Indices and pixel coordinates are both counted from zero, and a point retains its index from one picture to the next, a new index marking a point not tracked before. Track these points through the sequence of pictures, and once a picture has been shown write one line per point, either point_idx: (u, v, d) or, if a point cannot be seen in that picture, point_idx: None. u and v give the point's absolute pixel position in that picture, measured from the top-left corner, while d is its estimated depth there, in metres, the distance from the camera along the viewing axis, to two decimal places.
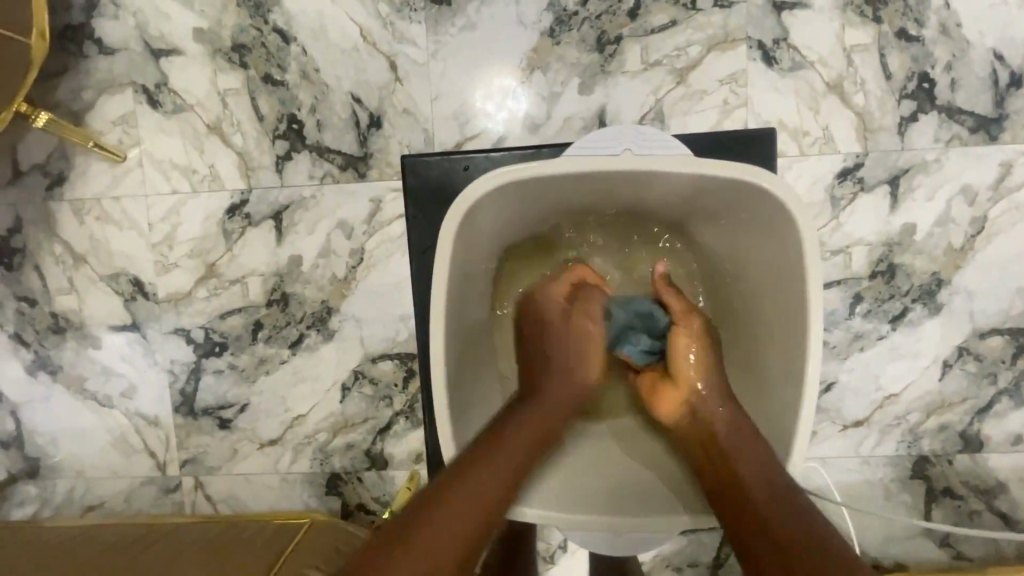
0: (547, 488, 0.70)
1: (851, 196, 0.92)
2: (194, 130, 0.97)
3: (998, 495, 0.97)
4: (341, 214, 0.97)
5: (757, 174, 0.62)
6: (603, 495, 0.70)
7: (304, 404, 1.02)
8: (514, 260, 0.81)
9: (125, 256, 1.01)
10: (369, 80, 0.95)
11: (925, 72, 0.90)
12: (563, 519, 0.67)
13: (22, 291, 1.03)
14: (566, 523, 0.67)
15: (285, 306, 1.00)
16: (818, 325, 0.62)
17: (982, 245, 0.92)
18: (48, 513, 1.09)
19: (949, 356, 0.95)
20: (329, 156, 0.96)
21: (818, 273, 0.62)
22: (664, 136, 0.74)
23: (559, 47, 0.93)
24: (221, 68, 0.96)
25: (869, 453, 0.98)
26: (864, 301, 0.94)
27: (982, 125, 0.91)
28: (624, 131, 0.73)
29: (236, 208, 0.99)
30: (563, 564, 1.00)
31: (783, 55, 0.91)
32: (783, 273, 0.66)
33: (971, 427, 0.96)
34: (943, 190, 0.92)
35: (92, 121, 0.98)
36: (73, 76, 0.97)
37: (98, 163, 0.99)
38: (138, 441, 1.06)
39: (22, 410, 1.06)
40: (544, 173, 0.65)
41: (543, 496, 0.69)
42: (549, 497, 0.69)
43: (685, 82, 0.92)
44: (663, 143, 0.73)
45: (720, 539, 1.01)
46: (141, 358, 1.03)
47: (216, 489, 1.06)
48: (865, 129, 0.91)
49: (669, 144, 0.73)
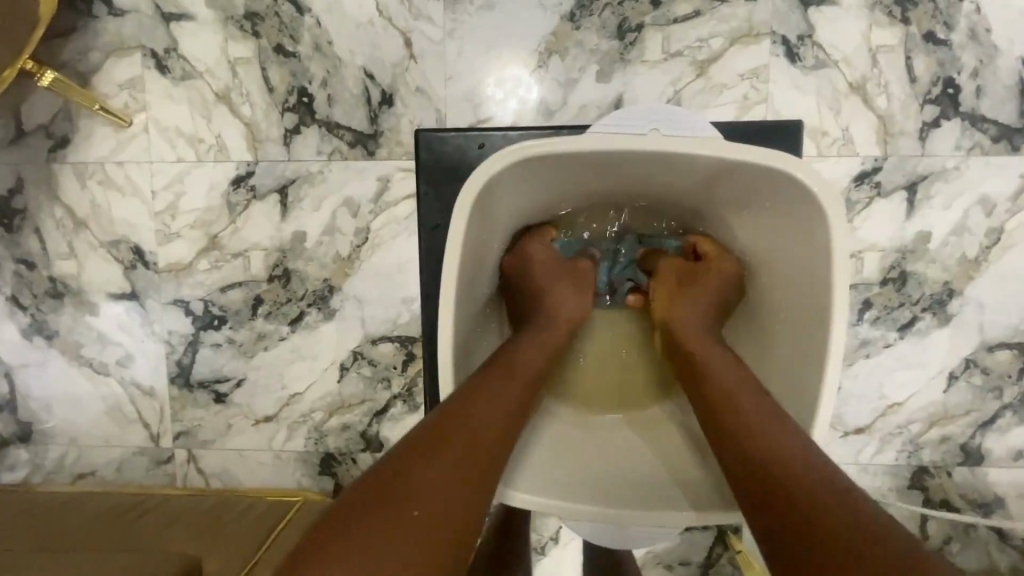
0: (565, 484, 0.68)
1: (867, 200, 0.91)
2: (202, 98, 0.95)
3: (994, 510, 0.97)
4: (348, 192, 0.96)
5: (787, 161, 0.61)
6: (597, 483, 0.69)
7: (301, 382, 1.01)
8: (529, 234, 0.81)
9: (128, 223, 0.99)
10: (383, 56, 0.93)
11: (951, 77, 0.88)
12: (573, 510, 0.65)
13: (20, 254, 1.01)
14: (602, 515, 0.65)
15: (286, 282, 0.98)
16: (842, 315, 0.62)
17: (997, 257, 0.91)
18: (39, 478, 1.08)
19: (956, 367, 0.94)
20: (338, 132, 0.95)
21: (844, 263, 0.61)
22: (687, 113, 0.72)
23: (578, 32, 0.91)
24: (233, 36, 0.94)
25: (868, 461, 0.97)
26: (873, 307, 0.93)
27: (1005, 134, 0.89)
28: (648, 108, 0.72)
29: (241, 179, 0.97)
30: (554, 555, 1.00)
31: (807, 52, 0.89)
32: (804, 259, 0.66)
33: (973, 439, 0.96)
34: (961, 199, 0.90)
35: (99, 83, 0.96)
36: (81, 36, 0.95)
37: (103, 127, 0.98)
38: (132, 411, 1.05)
39: (16, 373, 1.05)
40: (564, 150, 0.63)
41: (534, 483, 0.67)
42: (543, 483, 0.68)
43: (705, 75, 0.90)
44: (688, 122, 0.71)
45: (712, 538, 1.00)
46: (138, 328, 1.02)
47: (209, 463, 1.05)
48: (886, 133, 0.90)
49: (694, 122, 0.72)
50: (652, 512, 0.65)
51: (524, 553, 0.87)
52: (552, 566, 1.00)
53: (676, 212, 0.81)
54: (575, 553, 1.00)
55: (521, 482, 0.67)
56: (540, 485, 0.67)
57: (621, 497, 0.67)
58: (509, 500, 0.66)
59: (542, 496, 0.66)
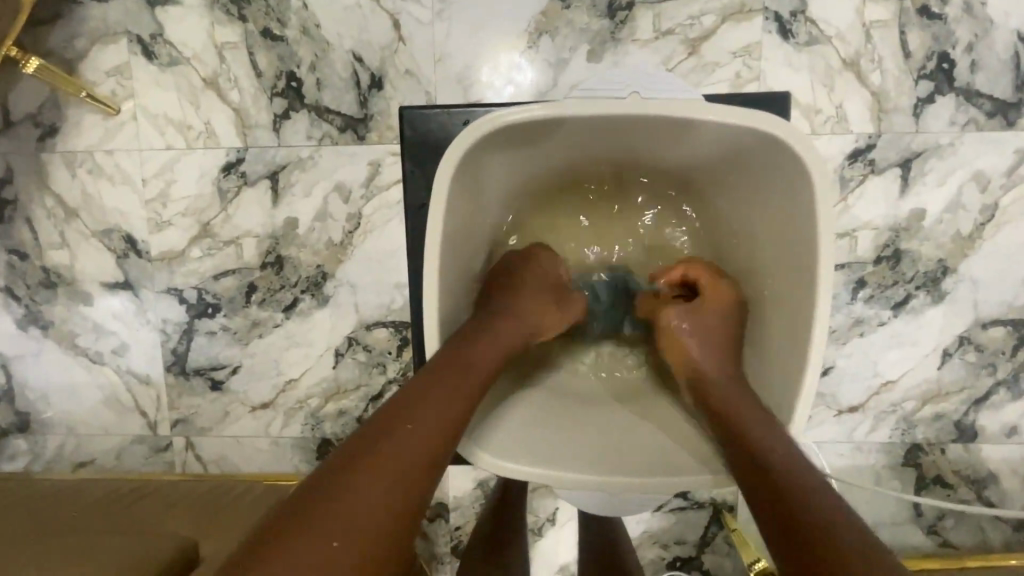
0: (562, 456, 0.67)
1: (861, 177, 0.90)
2: (190, 84, 0.95)
3: (988, 485, 0.97)
4: (339, 177, 0.95)
5: (771, 123, 0.60)
6: (582, 451, 0.68)
7: (296, 368, 1.01)
8: (518, 208, 0.81)
9: (119, 212, 0.99)
10: (371, 38, 0.92)
11: (945, 52, 0.87)
12: (574, 478, 0.64)
13: (12, 245, 1.01)
14: (604, 485, 0.64)
15: (279, 268, 0.98)
16: (827, 281, 0.61)
17: (991, 234, 0.91)
18: (39, 468, 1.09)
19: (949, 344, 0.94)
20: (328, 116, 0.94)
21: (830, 228, 0.61)
22: (670, 80, 0.72)
23: (568, 11, 0.90)
24: (219, 20, 0.93)
25: (862, 439, 0.98)
26: (867, 286, 0.93)
27: (1000, 110, 0.88)
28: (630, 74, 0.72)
29: (231, 166, 0.96)
30: (551, 536, 1.01)
31: (800, 29, 0.88)
32: (790, 226, 0.65)
33: (967, 416, 0.96)
34: (956, 175, 0.90)
35: (85, 71, 0.95)
36: (66, 23, 0.94)
37: (91, 115, 0.97)
38: (129, 400, 1.05)
39: (12, 364, 1.06)
40: (545, 116, 0.62)
41: (514, 451, 0.67)
42: (526, 449, 0.67)
43: (697, 53, 0.89)
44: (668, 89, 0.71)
45: (708, 517, 1.01)
46: (132, 317, 1.02)
47: (208, 450, 1.05)
48: (880, 109, 0.89)
49: (676, 90, 0.71)
50: (655, 477, 0.64)
51: (520, 535, 0.88)
52: (549, 546, 1.01)
53: (666, 184, 0.80)
54: (571, 533, 1.01)
55: (514, 454, 0.66)
56: (534, 458, 0.66)
57: (604, 464, 0.66)
58: (490, 469, 0.65)
59: (538, 468, 0.65)
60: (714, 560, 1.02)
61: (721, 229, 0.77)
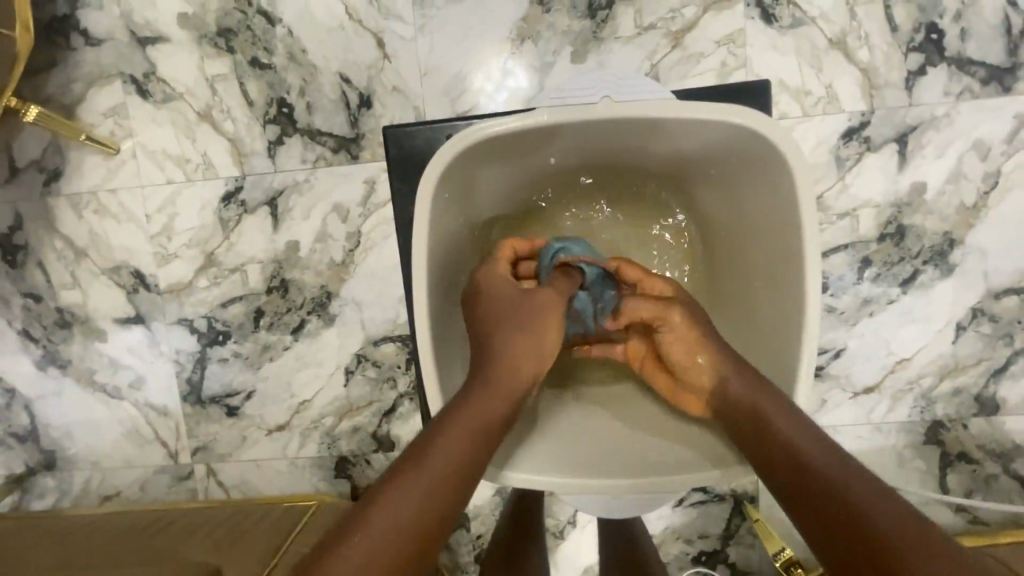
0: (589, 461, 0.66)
1: (858, 155, 0.89)
2: (185, 119, 0.97)
3: (1015, 458, 0.95)
4: (336, 197, 0.96)
5: (749, 117, 0.60)
6: (583, 452, 0.68)
7: (309, 389, 1.03)
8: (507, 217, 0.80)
9: (126, 248, 1.01)
10: (357, 59, 0.93)
11: (933, 22, 0.86)
12: (610, 487, 0.64)
13: (27, 288, 1.04)
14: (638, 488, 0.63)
15: (284, 292, 1.00)
16: (815, 271, 0.61)
17: (996, 202, 0.89)
18: (67, 504, 1.11)
19: (962, 318, 0.92)
20: (321, 139, 0.95)
21: (814, 218, 0.60)
22: (643, 82, 0.74)
23: (549, 15, 0.90)
24: (208, 54, 0.94)
25: (881, 419, 0.96)
26: (873, 265, 0.92)
27: (994, 76, 0.87)
28: (603, 78, 0.74)
29: (231, 195, 0.98)
30: (574, 538, 1.01)
31: (782, 12, 0.87)
32: (774, 219, 0.65)
33: (986, 389, 0.94)
34: (954, 146, 0.88)
35: (84, 114, 0.98)
36: (63, 69, 0.97)
37: (92, 157, 0.99)
38: (149, 431, 1.07)
39: (35, 404, 1.08)
40: (523, 125, 0.63)
41: (543, 460, 0.66)
42: (521, 454, 0.67)
43: (681, 45, 0.89)
44: (641, 91, 0.73)
45: (730, 510, 1.00)
46: (146, 350, 1.04)
47: (228, 475, 1.07)
48: (871, 86, 0.88)
49: (647, 88, 0.74)
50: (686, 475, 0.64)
51: (537, 541, 0.88)
52: (572, 548, 1.01)
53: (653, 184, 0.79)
54: (592, 533, 1.00)
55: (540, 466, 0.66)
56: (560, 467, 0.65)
57: (634, 465, 0.65)
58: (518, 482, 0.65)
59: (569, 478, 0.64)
60: (739, 552, 1.01)
61: (709, 226, 0.77)
